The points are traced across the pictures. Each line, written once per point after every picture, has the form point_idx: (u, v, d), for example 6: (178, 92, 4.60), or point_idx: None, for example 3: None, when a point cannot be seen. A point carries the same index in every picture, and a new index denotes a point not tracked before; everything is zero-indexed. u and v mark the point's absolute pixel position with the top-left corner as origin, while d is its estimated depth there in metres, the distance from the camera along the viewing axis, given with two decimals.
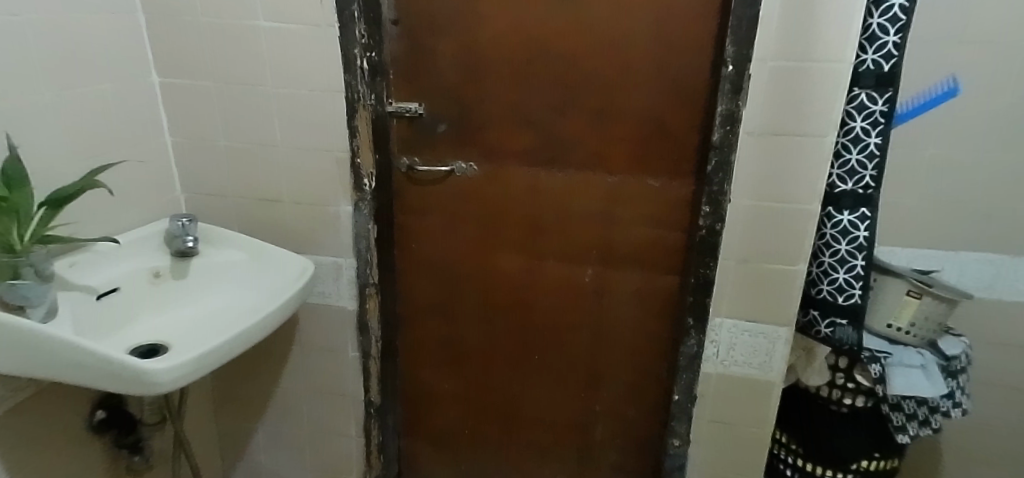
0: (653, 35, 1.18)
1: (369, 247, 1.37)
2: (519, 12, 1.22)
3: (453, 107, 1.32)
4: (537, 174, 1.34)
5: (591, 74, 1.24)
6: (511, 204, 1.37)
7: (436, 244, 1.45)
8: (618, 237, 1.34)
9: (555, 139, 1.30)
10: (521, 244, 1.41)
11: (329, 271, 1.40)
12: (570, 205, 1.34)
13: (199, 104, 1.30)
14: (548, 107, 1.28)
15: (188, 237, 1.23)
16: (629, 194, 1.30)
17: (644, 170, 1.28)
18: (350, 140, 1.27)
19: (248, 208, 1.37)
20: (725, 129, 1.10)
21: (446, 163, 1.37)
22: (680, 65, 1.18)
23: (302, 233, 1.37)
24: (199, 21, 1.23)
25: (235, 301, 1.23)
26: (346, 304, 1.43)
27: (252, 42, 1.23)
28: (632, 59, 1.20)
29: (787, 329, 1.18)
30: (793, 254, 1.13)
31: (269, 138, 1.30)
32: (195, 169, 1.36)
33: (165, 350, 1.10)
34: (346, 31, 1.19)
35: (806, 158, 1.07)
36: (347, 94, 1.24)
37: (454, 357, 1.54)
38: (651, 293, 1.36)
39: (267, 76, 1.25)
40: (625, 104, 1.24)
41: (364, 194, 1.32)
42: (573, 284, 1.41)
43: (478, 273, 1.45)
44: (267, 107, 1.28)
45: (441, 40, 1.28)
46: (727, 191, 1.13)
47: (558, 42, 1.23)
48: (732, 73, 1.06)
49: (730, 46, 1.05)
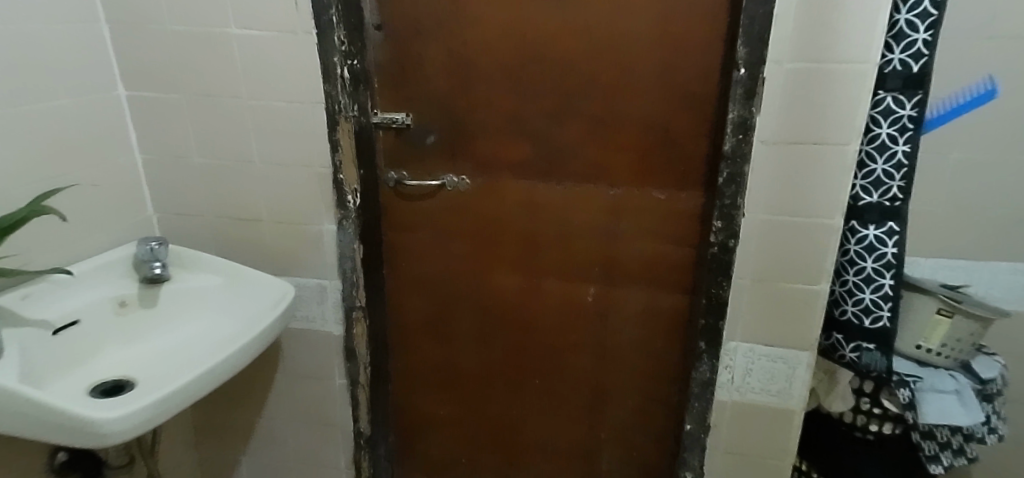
0: (657, 38, 1.09)
1: (355, 267, 1.28)
2: (511, 16, 1.14)
3: (442, 118, 1.24)
4: (534, 186, 1.25)
5: (590, 79, 1.14)
6: (508, 218, 1.29)
7: (429, 262, 1.37)
8: (621, 253, 1.26)
9: (552, 150, 1.22)
10: (519, 261, 1.32)
11: (314, 294, 1.31)
12: (571, 219, 1.26)
13: (168, 117, 1.21)
14: (544, 116, 1.19)
15: (155, 262, 1.13)
16: (632, 206, 1.21)
17: (649, 180, 1.19)
18: (331, 155, 1.19)
19: (225, 228, 1.28)
20: (737, 138, 1.00)
21: (436, 177, 1.28)
22: (686, 71, 1.09)
23: (283, 254, 1.29)
24: (166, 29, 1.14)
25: (209, 331, 1.14)
26: (331, 329, 1.34)
27: (224, 51, 1.14)
28: (633, 64, 1.11)
29: (809, 354, 1.09)
30: (813, 273, 1.04)
31: (244, 152, 1.21)
32: (167, 187, 1.26)
33: (129, 387, 1.02)
34: (324, 38, 1.10)
35: (828, 169, 0.98)
36: (328, 105, 1.15)
37: (448, 381, 1.45)
38: (658, 312, 1.27)
39: (242, 87, 1.16)
40: (627, 111, 1.15)
41: (348, 212, 1.23)
42: (576, 303, 1.32)
43: (474, 291, 1.37)
44: (241, 119, 1.19)
45: (427, 45, 1.19)
46: (740, 205, 1.04)
47: (552, 46, 1.14)
48: (745, 76, 0.96)
49: (743, 47, 0.95)
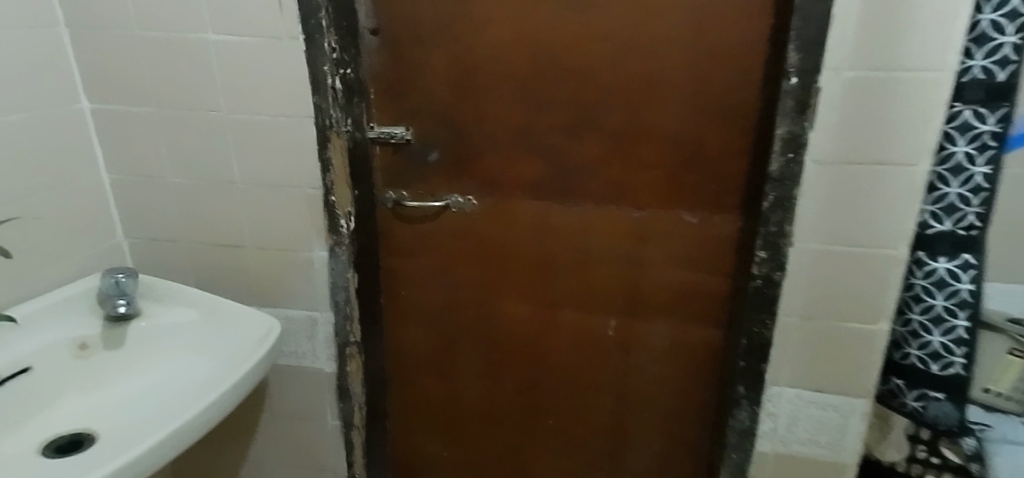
0: (690, 43, 0.96)
1: (349, 298, 1.15)
2: (523, 18, 1.01)
3: (445, 132, 1.11)
4: (548, 208, 1.12)
5: (613, 89, 1.02)
6: (519, 243, 1.16)
7: (431, 290, 1.24)
8: (646, 283, 1.13)
9: (569, 168, 1.09)
10: (530, 289, 1.19)
11: (303, 328, 1.18)
12: (589, 244, 1.13)
13: (138, 133, 1.08)
14: (560, 130, 1.07)
15: (121, 299, 1.00)
16: (658, 231, 1.08)
17: (679, 201, 1.06)
18: (321, 175, 1.06)
19: (204, 255, 1.15)
20: (786, 157, 0.87)
21: (439, 197, 1.15)
22: (723, 80, 0.97)
23: (269, 283, 1.16)
24: (134, 34, 1.01)
25: (184, 374, 1.01)
26: (322, 366, 1.21)
27: (199, 59, 1.01)
28: (662, 72, 0.98)
29: (864, 401, 0.97)
30: (871, 311, 0.91)
31: (224, 172, 1.08)
32: (138, 210, 1.13)
33: (89, 443, 0.88)
34: (313, 45, 0.97)
35: (892, 193, 0.85)
36: (318, 119, 1.02)
37: (452, 420, 1.32)
38: (687, 347, 1.14)
39: (219, 99, 1.03)
40: (654, 125, 1.02)
41: (341, 238, 1.11)
42: (594, 336, 1.19)
43: (480, 322, 1.24)
44: (220, 135, 1.06)
45: (429, 51, 1.06)
46: (788, 232, 0.90)
47: (569, 52, 1.01)
48: (797, 86, 0.83)
49: (794, 52, 0.82)
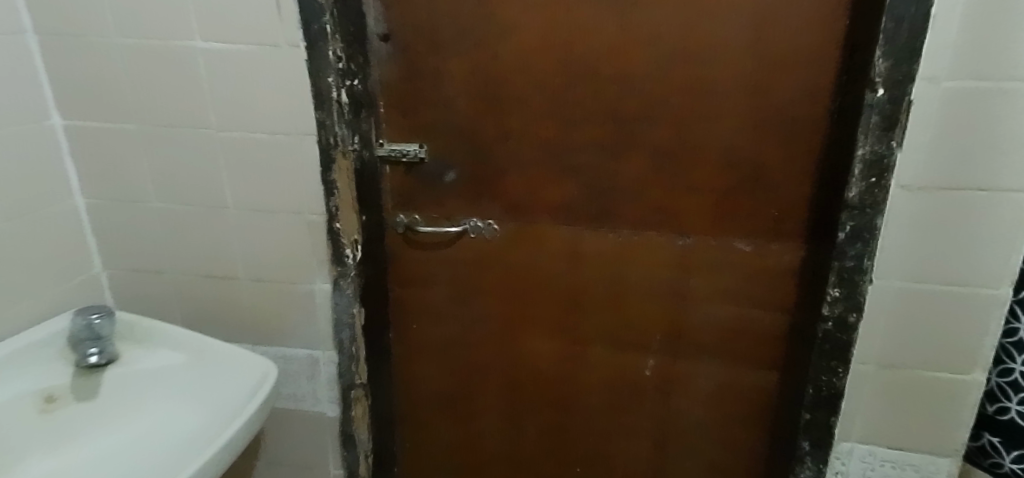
0: (747, 50, 0.84)
1: (354, 337, 1.02)
2: (554, 20, 0.88)
3: (464, 149, 0.99)
4: (579, 234, 1.00)
5: (656, 102, 0.89)
6: (545, 272, 1.03)
7: (446, 324, 1.11)
8: (690, 318, 1.00)
9: (603, 189, 0.96)
10: (558, 325, 1.06)
11: (303, 368, 1.05)
12: (625, 275, 1.00)
13: (117, 153, 0.95)
14: (594, 148, 0.94)
15: (93, 348, 0.88)
16: (705, 261, 0.96)
17: (729, 227, 0.94)
18: (325, 200, 0.94)
19: (192, 288, 1.03)
20: (868, 182, 0.74)
21: (456, 222, 1.03)
22: (784, 91, 0.84)
23: (266, 320, 1.03)
24: (111, 42, 0.89)
25: (166, 428, 0.88)
26: (324, 410, 1.08)
27: (186, 68, 0.89)
28: (714, 82, 0.86)
29: (950, 460, 0.84)
30: (963, 358, 0.79)
31: (214, 196, 0.96)
32: (118, 238, 1.01)
33: None
34: (315, 53, 0.85)
35: (996, 223, 0.72)
36: (321, 137, 0.90)
37: (469, 466, 1.20)
38: (735, 389, 1.02)
39: (209, 114, 0.91)
40: (703, 142, 0.90)
41: (347, 269, 0.98)
42: (629, 376, 1.06)
43: (501, 360, 1.11)
44: (209, 154, 0.94)
45: (446, 59, 0.94)
46: (867, 268, 0.78)
47: (607, 59, 0.89)
48: (884, 100, 0.70)
49: (882, 60, 0.69)
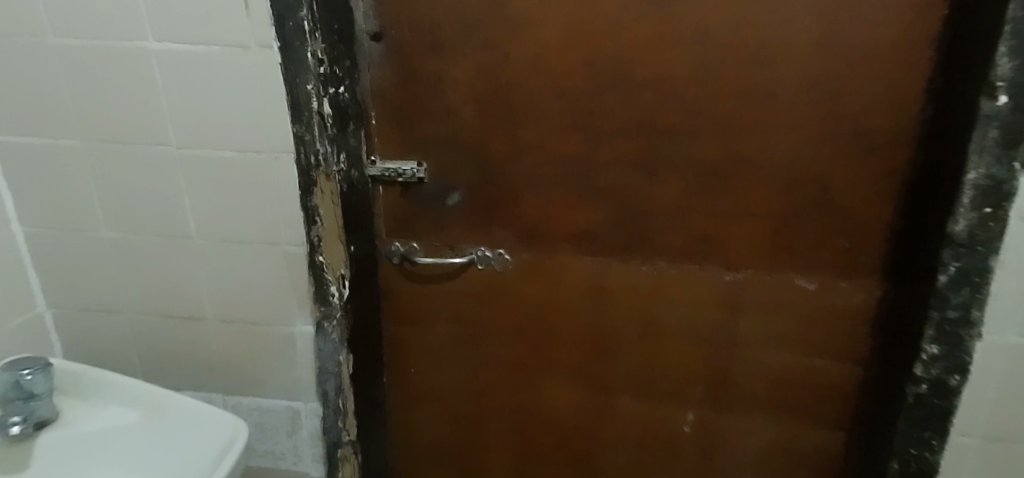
0: (817, 48, 0.68)
1: (341, 388, 0.87)
2: (580, 15, 0.74)
3: (471, 168, 0.84)
4: (606, 267, 0.84)
5: (701, 111, 0.74)
6: (565, 309, 0.88)
7: (450, 369, 0.96)
8: (738, 366, 0.84)
9: (635, 215, 0.81)
10: (579, 372, 0.91)
11: (281, 423, 0.90)
12: (660, 315, 0.85)
13: (60, 174, 0.81)
14: (625, 167, 0.79)
15: (12, 420, 0.72)
16: (758, 300, 0.80)
17: (788, 261, 0.78)
18: (305, 229, 0.79)
19: (152, 330, 0.88)
20: (981, 213, 0.59)
21: (461, 252, 0.88)
22: (860, 98, 0.69)
23: (237, 367, 0.88)
24: (47, 43, 0.74)
25: None
26: (307, 470, 0.92)
27: (138, 74, 0.74)
28: (774, 87, 0.71)
29: None
30: None
31: (174, 224, 0.81)
32: (64, 273, 0.86)
33: None
34: (290, 55, 0.71)
35: None
36: (299, 155, 0.75)
37: None
38: (790, 449, 0.86)
39: (166, 128, 0.77)
40: (758, 160, 0.75)
41: (332, 310, 0.83)
42: (663, 432, 0.90)
43: (513, 411, 0.96)
44: (167, 175, 0.79)
45: (449, 62, 0.79)
46: (975, 320, 0.62)
47: (643, 60, 0.74)
48: (1008, 110, 0.55)
49: (1008, 59, 0.54)
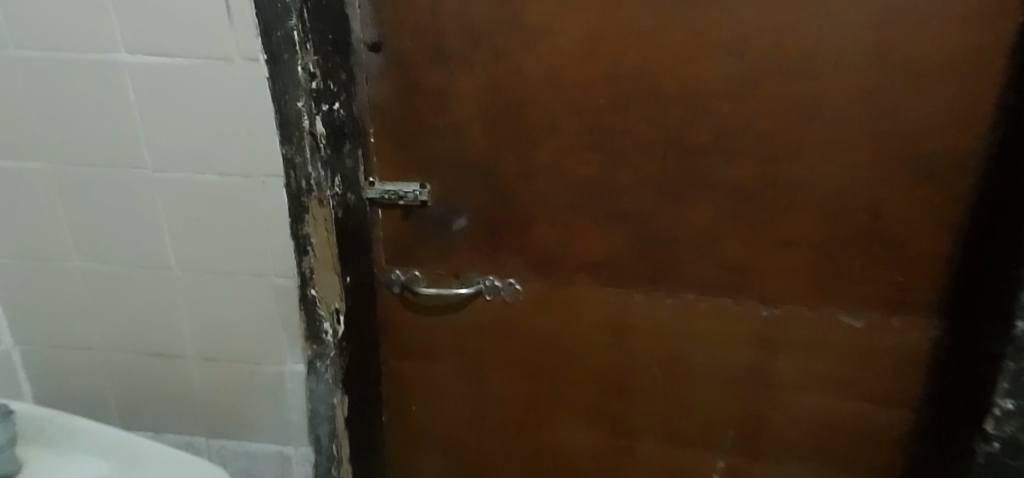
0: (870, 60, 0.61)
1: (335, 433, 0.80)
2: (601, 23, 0.66)
3: (478, 190, 0.76)
4: (629, 300, 0.77)
5: (737, 130, 0.66)
6: (583, 346, 0.80)
7: (455, 408, 0.88)
8: (773, 409, 0.76)
9: (661, 243, 0.73)
10: (599, 413, 0.83)
11: (271, 468, 0.82)
12: (688, 353, 0.77)
13: (25, 199, 0.74)
14: (650, 191, 0.71)
15: None
16: (797, 337, 0.73)
17: (831, 295, 0.70)
18: (296, 260, 0.72)
19: (129, 369, 0.80)
20: None
21: (467, 281, 0.80)
22: (918, 116, 0.62)
23: (222, 408, 0.80)
24: (8, 55, 0.67)
25: None
26: None
27: (109, 90, 0.67)
28: (820, 104, 0.63)
29: None
30: None
31: (152, 254, 0.74)
32: (33, 306, 0.79)
33: None
34: (279, 69, 0.63)
35: None
36: (289, 179, 0.68)
37: None
38: None
39: (142, 149, 0.69)
40: (800, 184, 0.67)
41: (325, 348, 0.76)
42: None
43: (525, 453, 0.88)
44: (143, 200, 0.72)
45: (455, 74, 0.72)
46: None
47: (672, 73, 0.66)
48: None
49: None
